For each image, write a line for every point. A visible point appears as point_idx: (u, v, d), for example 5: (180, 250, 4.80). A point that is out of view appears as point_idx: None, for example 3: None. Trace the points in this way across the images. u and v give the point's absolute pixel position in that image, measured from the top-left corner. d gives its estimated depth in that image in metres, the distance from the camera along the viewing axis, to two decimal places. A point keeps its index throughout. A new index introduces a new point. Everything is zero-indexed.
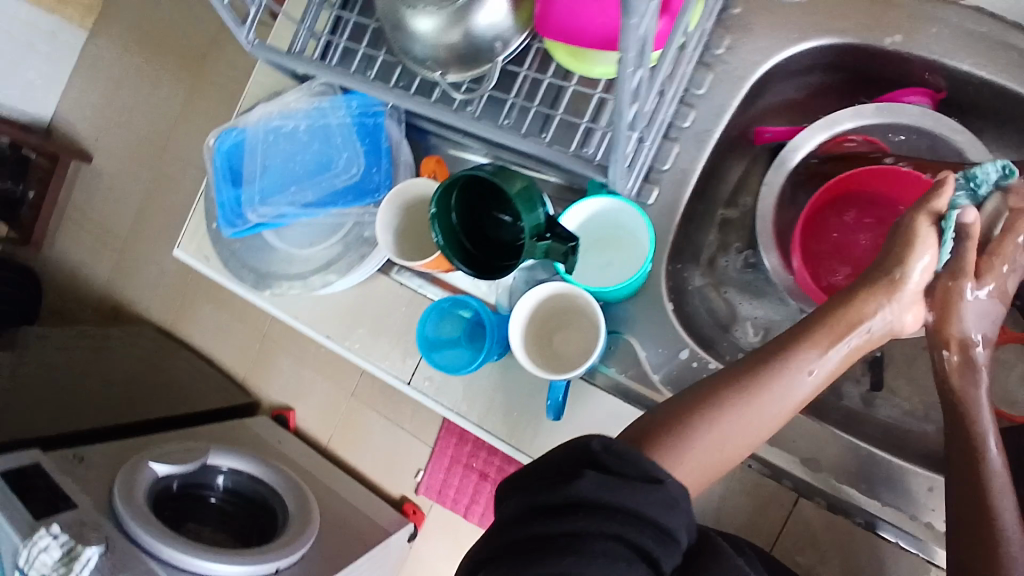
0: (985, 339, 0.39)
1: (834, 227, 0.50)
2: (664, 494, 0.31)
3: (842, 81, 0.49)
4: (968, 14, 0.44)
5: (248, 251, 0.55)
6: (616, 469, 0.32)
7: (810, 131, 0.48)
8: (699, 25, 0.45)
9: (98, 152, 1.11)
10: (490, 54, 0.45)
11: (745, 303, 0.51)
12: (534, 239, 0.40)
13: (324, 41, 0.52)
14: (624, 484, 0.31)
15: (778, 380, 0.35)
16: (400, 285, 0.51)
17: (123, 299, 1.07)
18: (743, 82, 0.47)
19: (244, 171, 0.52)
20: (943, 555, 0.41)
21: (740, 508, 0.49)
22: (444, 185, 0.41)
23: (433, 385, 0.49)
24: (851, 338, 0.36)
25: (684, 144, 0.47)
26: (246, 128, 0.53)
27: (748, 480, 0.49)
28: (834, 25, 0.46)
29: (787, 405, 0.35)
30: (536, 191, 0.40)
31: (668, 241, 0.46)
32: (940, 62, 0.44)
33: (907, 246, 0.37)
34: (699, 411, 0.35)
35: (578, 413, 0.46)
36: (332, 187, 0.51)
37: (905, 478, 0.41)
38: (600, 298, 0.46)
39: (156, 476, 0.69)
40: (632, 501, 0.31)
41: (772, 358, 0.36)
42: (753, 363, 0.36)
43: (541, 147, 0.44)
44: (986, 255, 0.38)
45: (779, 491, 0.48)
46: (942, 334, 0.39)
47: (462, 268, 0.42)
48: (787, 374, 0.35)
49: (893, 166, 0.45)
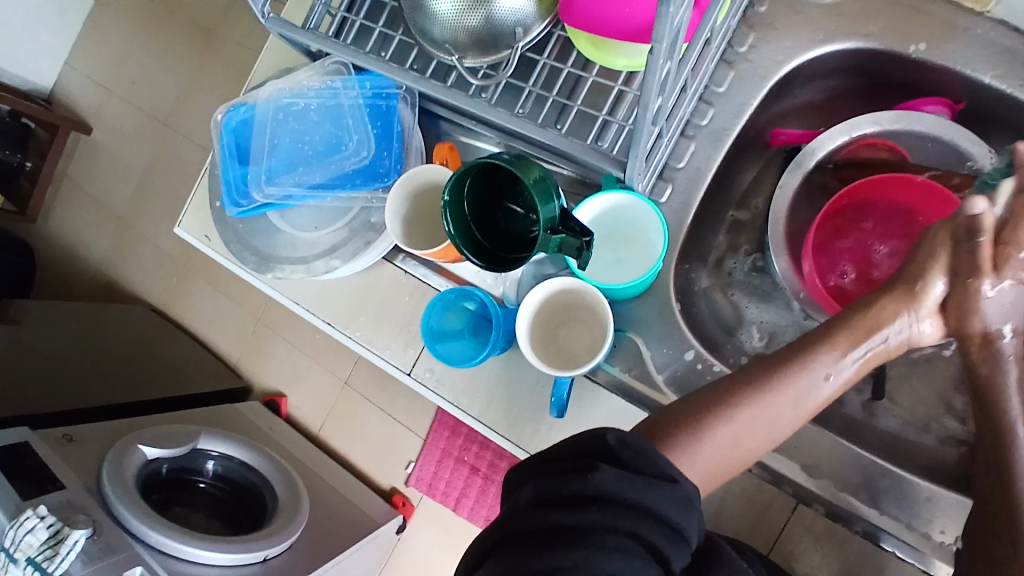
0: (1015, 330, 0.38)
1: (848, 234, 0.49)
2: (681, 494, 0.31)
3: (863, 85, 0.49)
4: (996, 25, 0.43)
5: (253, 233, 0.55)
6: (634, 464, 0.32)
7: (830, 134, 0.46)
8: (727, 20, 0.43)
9: (103, 129, 1.13)
10: (511, 39, 0.44)
11: (752, 307, 0.51)
12: (548, 232, 0.39)
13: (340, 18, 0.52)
14: (642, 480, 0.31)
15: (801, 379, 0.37)
16: (405, 274, 0.51)
17: (126, 274, 1.08)
18: (765, 82, 0.46)
19: (254, 149, 0.52)
20: (941, 568, 0.40)
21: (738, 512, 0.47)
22: (458, 172, 0.40)
23: (434, 377, 0.49)
24: (868, 345, 0.38)
25: (701, 142, 0.46)
26: (257, 106, 0.53)
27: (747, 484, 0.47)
28: (860, 29, 0.45)
29: (804, 405, 0.37)
30: (551, 183, 0.40)
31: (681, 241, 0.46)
32: (964, 73, 0.44)
33: (933, 261, 0.38)
34: (719, 404, 0.36)
35: (580, 410, 0.46)
36: (340, 170, 0.51)
37: (907, 486, 0.41)
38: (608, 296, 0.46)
39: (145, 459, 0.69)
40: (649, 495, 0.31)
41: (792, 359, 0.37)
42: (772, 364, 0.37)
43: (556, 137, 0.43)
44: (1001, 246, 0.37)
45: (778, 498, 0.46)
46: (963, 329, 0.38)
47: (471, 259, 0.41)
48: (805, 375, 0.37)
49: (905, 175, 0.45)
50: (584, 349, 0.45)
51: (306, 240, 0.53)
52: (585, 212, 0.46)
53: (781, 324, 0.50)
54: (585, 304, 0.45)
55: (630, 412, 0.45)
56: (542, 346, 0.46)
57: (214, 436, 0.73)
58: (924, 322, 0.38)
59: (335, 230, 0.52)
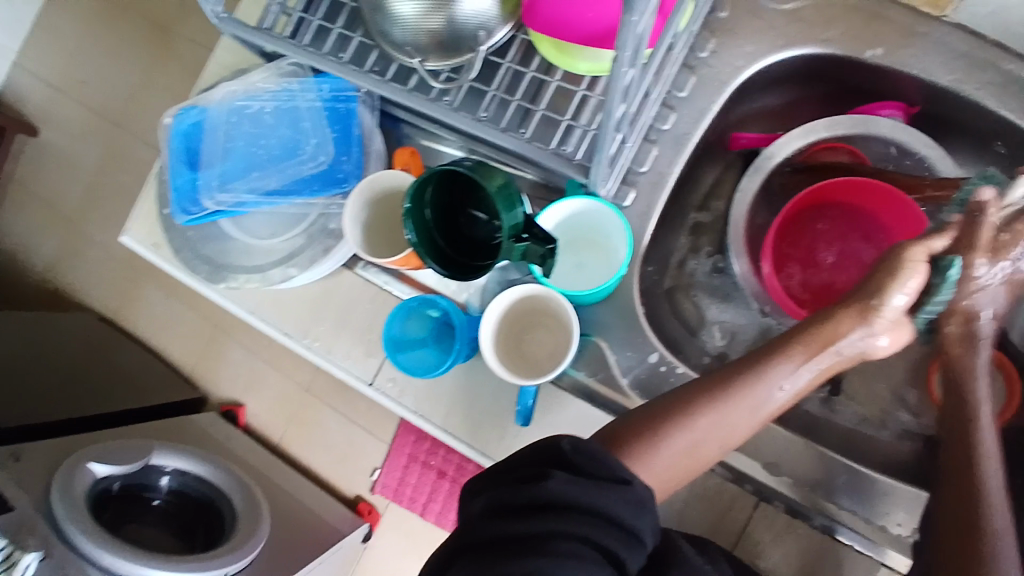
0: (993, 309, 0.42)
1: (802, 238, 0.50)
2: (632, 494, 0.33)
3: (822, 92, 0.50)
4: (951, 31, 0.44)
5: (203, 241, 0.53)
6: (587, 469, 0.33)
7: (787, 138, 0.48)
8: (688, 26, 0.44)
9: (49, 129, 1.08)
10: (473, 41, 0.44)
11: (714, 307, 0.52)
12: (512, 239, 0.39)
13: (297, 18, 0.51)
14: (591, 483, 0.32)
15: (754, 388, 0.38)
16: (366, 281, 0.50)
17: (77, 280, 1.04)
18: (726, 87, 0.46)
19: (206, 153, 0.51)
20: (894, 556, 0.42)
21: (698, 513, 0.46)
22: (419, 179, 0.39)
23: (396, 387, 0.48)
24: (824, 356, 0.39)
25: (664, 147, 0.46)
26: (209, 109, 0.51)
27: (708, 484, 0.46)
28: (819, 35, 0.46)
29: (757, 414, 0.38)
30: (514, 189, 0.39)
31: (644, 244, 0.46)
32: (920, 78, 0.45)
33: (894, 275, 0.38)
34: (673, 413, 0.38)
35: (546, 416, 0.45)
36: (298, 174, 0.50)
37: (865, 482, 0.42)
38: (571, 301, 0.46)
39: (95, 477, 0.65)
40: (601, 498, 0.32)
41: (746, 369, 0.39)
42: (728, 374, 0.39)
43: (520, 142, 0.43)
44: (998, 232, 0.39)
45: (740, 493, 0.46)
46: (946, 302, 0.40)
47: (434, 267, 0.41)
48: (758, 385, 0.38)
49: (863, 178, 0.46)
50: (548, 354, 0.44)
51: (261, 247, 0.52)
52: (548, 218, 0.46)
53: (742, 324, 0.51)
54: (549, 309, 0.45)
55: (595, 416, 0.45)
56: (506, 351, 0.45)
57: (166, 450, 0.70)
58: (879, 335, 0.38)
59: (291, 235, 0.51)
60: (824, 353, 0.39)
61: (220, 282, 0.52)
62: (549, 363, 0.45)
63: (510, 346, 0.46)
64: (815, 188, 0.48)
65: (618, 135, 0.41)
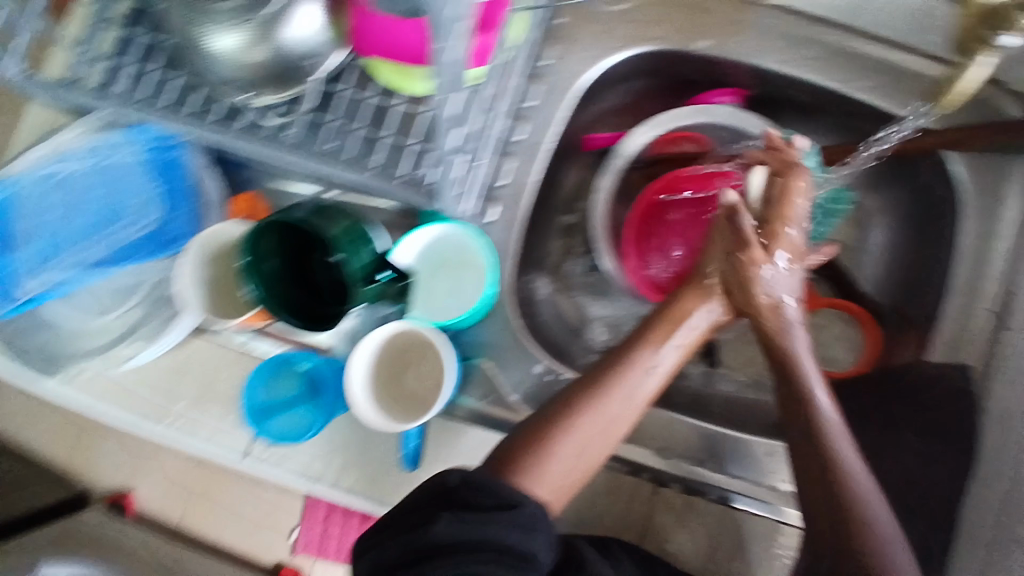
0: (795, 301, 0.38)
1: (658, 229, 0.53)
2: (522, 516, 0.32)
3: (661, 85, 0.52)
4: (776, 15, 0.46)
5: (26, 332, 0.47)
6: (473, 501, 0.32)
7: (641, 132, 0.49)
8: (524, 37, 0.44)
9: None
10: (300, 72, 0.43)
11: (594, 305, 0.54)
12: (365, 281, 0.42)
13: (113, 66, 0.46)
14: (479, 518, 0.31)
15: (624, 378, 0.36)
16: (222, 343, 0.47)
17: None
18: (570, 92, 0.47)
19: (18, 231, 0.47)
20: (791, 514, 0.43)
21: (610, 512, 0.47)
22: (255, 229, 0.42)
23: (275, 454, 0.45)
24: (681, 335, 0.37)
25: (521, 158, 0.46)
26: (14, 182, 0.48)
27: (607, 482, 0.47)
28: (652, 34, 0.47)
29: (632, 406, 0.36)
30: (360, 229, 0.42)
31: (513, 256, 0.46)
32: (750, 63, 0.47)
33: (717, 245, 0.39)
34: (555, 420, 0.36)
35: (440, 449, 0.44)
36: (125, 239, 0.48)
37: (748, 447, 0.44)
38: (449, 328, 0.45)
39: None
40: (485, 529, 0.31)
41: (613, 361, 0.37)
42: (598, 369, 0.37)
43: (367, 175, 0.42)
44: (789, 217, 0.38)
45: (638, 484, 0.47)
46: (752, 303, 0.37)
47: (288, 318, 0.44)
48: (627, 376, 0.36)
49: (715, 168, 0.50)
50: (424, 394, 0.43)
51: (103, 325, 0.48)
52: (403, 252, 0.45)
53: (622, 318, 0.54)
54: (421, 345, 0.44)
55: (488, 437, 0.44)
56: (380, 397, 0.43)
57: (55, 560, 0.66)
58: (723, 310, 0.38)
59: (137, 305, 0.48)
60: (681, 331, 0.37)
61: (59, 373, 0.47)
62: (426, 404, 0.43)
63: (382, 392, 0.44)
64: (668, 178, 0.51)
65: (465, 155, 0.41)
